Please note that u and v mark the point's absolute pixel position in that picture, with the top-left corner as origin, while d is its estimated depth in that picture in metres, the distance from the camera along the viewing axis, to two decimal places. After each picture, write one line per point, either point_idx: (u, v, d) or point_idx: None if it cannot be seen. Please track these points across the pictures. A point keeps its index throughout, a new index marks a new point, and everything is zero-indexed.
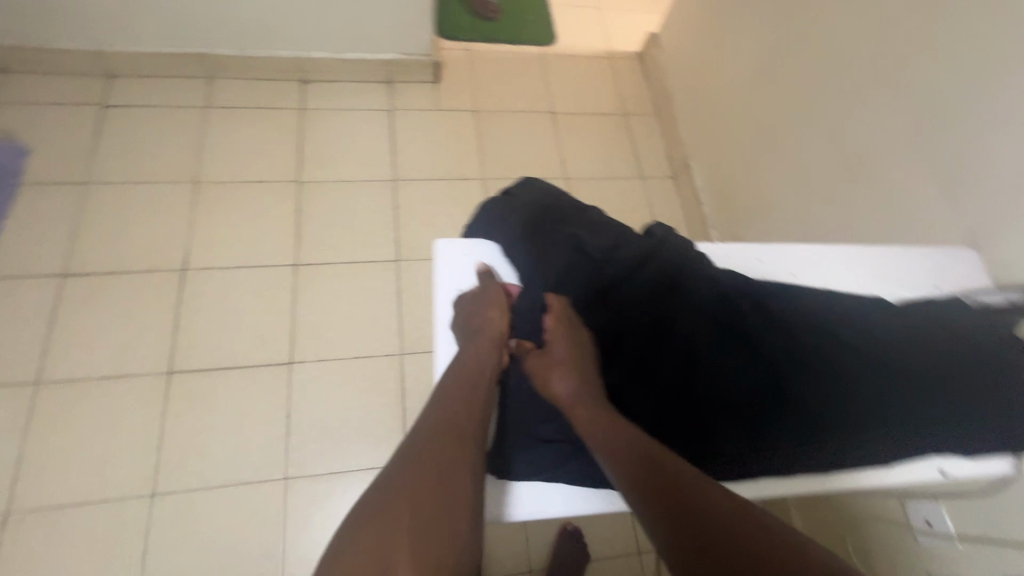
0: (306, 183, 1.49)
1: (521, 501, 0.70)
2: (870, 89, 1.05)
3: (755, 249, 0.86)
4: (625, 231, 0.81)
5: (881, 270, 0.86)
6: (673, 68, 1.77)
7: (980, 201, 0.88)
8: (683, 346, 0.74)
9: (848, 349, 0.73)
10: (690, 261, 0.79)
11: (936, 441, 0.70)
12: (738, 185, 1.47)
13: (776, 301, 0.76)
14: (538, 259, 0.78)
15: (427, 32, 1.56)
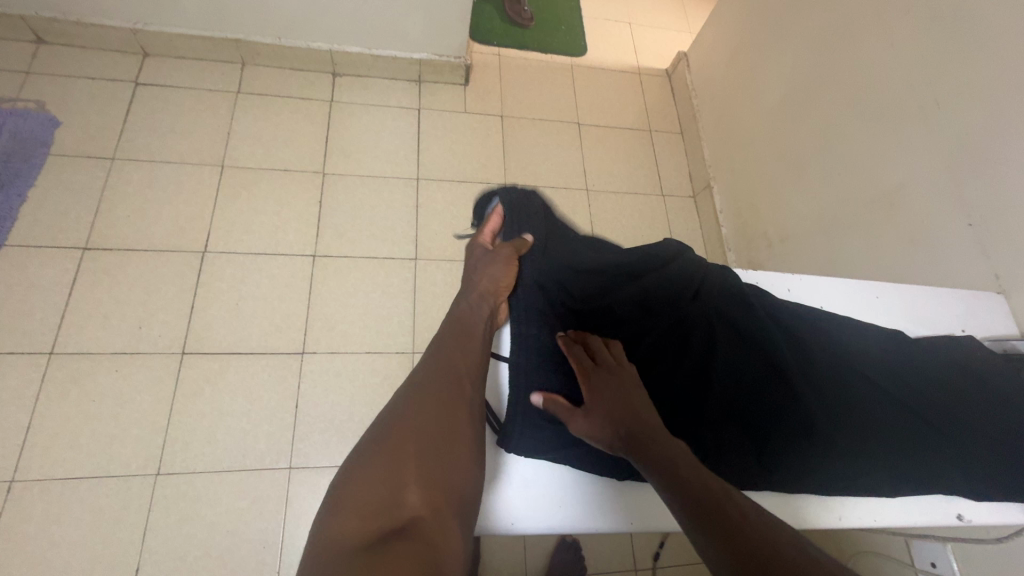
0: (331, 175, 1.51)
1: (506, 511, 0.63)
2: (907, 125, 1.02)
3: (783, 278, 0.79)
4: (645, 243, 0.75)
5: (915, 304, 0.79)
6: (703, 86, 1.76)
7: (1012, 242, 0.84)
8: (699, 359, 0.66)
9: (872, 382, 0.67)
10: (710, 273, 0.72)
11: (973, 490, 0.63)
12: (760, 208, 1.45)
13: (798, 327, 0.70)
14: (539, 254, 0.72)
15: (460, 36, 1.57)
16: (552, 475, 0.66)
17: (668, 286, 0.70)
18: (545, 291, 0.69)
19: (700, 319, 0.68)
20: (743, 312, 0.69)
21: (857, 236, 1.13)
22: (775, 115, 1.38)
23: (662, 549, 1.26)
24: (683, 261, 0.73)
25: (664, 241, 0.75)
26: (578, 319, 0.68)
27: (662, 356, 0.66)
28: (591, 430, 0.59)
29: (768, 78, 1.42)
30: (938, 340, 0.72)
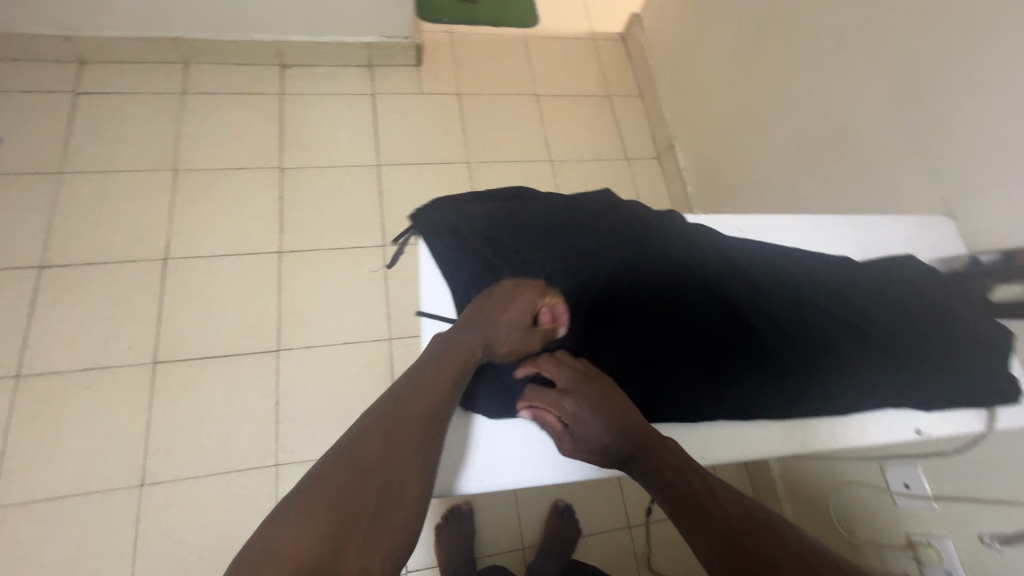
0: (289, 169, 1.48)
1: (481, 470, 0.60)
2: (853, 63, 1.03)
3: (735, 220, 0.77)
4: (580, 194, 0.73)
5: (867, 231, 0.80)
6: (656, 46, 1.76)
7: (957, 166, 0.86)
8: (652, 301, 0.66)
9: (824, 310, 0.68)
10: (650, 217, 0.71)
11: (930, 401, 0.66)
12: (721, 161, 1.46)
13: (751, 265, 0.70)
14: (468, 213, 0.66)
15: (407, 15, 1.54)
16: (526, 430, 0.62)
17: (611, 228, 0.69)
18: (486, 245, 0.64)
19: (651, 258, 0.68)
20: (694, 252, 0.69)
21: (813, 178, 1.15)
22: (728, 66, 1.39)
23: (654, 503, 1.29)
24: (618, 204, 0.72)
25: (601, 191, 0.73)
26: (529, 267, 0.64)
27: (614, 295, 0.65)
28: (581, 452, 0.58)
29: (720, 31, 1.41)
30: (886, 262, 0.74)
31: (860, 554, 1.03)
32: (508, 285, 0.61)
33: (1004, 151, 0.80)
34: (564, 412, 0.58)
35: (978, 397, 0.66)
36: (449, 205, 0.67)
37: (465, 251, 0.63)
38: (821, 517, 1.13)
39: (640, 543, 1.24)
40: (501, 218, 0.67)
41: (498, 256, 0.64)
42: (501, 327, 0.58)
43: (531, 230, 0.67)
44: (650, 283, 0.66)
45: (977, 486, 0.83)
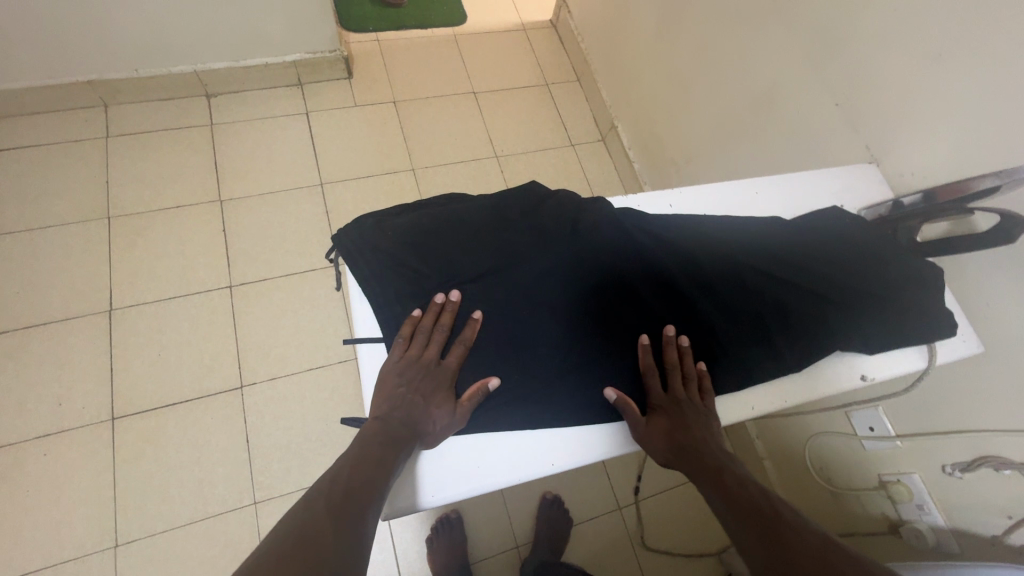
0: (228, 200, 1.44)
1: (433, 483, 0.57)
2: (768, 25, 1.04)
3: (664, 196, 0.77)
4: (504, 191, 0.70)
5: (796, 190, 0.81)
6: (585, 29, 1.76)
7: (874, 114, 0.88)
8: (587, 291, 0.66)
9: (758, 276, 0.69)
10: (579, 204, 0.70)
11: (869, 347, 0.67)
12: (661, 136, 1.47)
13: (683, 241, 0.70)
14: (389, 227, 0.65)
15: (328, 27, 1.51)
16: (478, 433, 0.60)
17: (539, 222, 0.68)
18: (409, 258, 0.63)
19: (583, 248, 0.67)
20: (624, 235, 0.69)
21: (747, 142, 1.16)
22: (655, 40, 1.39)
23: (641, 481, 1.30)
24: (546, 196, 0.70)
25: (527, 185, 0.71)
26: (457, 273, 0.63)
27: (548, 290, 0.65)
28: (649, 439, 0.59)
29: (642, 7, 1.42)
30: (814, 218, 0.75)
31: (841, 500, 1.05)
32: (424, 364, 0.58)
33: (912, 95, 0.82)
34: (653, 401, 0.61)
35: (916, 335, 0.68)
36: (370, 221, 0.66)
37: (386, 270, 0.62)
38: (800, 469, 1.15)
39: (631, 522, 1.26)
40: (420, 231, 0.65)
41: (425, 267, 0.63)
42: (420, 369, 0.58)
43: (455, 236, 0.65)
44: (583, 273, 0.66)
45: (936, 418, 0.85)
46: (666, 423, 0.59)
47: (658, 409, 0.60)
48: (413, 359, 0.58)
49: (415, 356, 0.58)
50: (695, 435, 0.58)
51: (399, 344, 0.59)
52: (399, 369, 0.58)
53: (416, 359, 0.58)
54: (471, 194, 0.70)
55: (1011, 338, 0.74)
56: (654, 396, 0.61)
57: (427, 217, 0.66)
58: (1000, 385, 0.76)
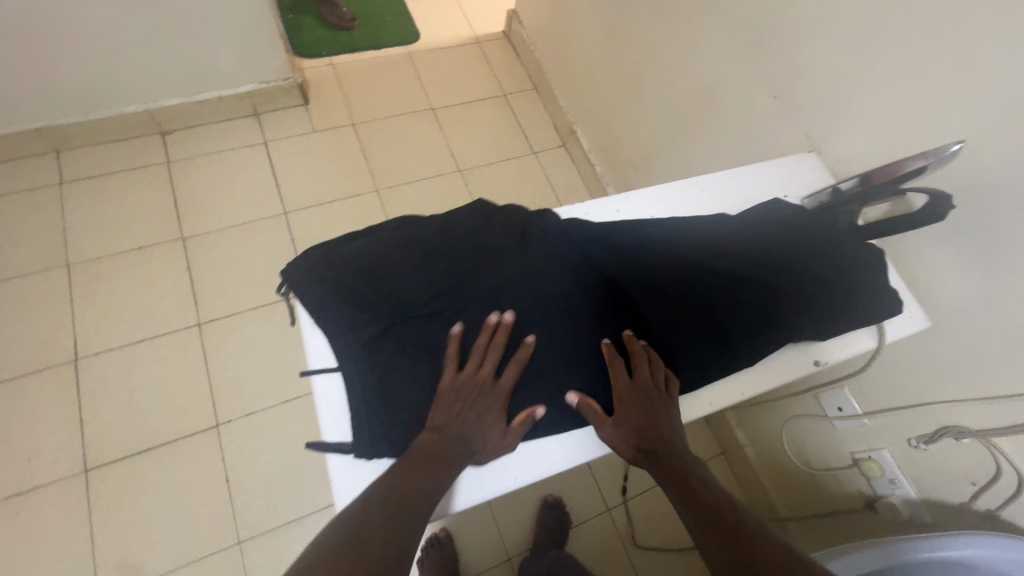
0: (191, 237, 1.43)
1: (467, 486, 0.60)
2: (706, 23, 1.06)
3: (612, 202, 0.78)
4: (452, 211, 0.71)
5: (740, 185, 0.83)
6: (537, 39, 1.79)
7: (810, 104, 0.91)
8: (540, 300, 0.65)
9: (707, 272, 0.70)
10: (526, 220, 0.71)
11: (818, 332, 0.68)
12: (618, 138, 1.49)
13: (629, 245, 0.71)
14: (336, 257, 0.65)
15: (280, 56, 1.51)
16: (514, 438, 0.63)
17: (487, 237, 0.68)
18: (358, 286, 0.62)
19: (533, 259, 0.67)
20: (572, 243, 0.70)
21: (697, 138, 1.18)
22: (603, 44, 1.42)
23: (627, 480, 1.31)
24: (493, 212, 0.71)
25: (473, 203, 0.72)
26: (405, 294, 0.62)
27: (499, 302, 0.64)
28: (616, 438, 0.60)
29: (588, 13, 1.45)
30: (757, 210, 0.76)
31: (820, 481, 1.07)
32: (478, 384, 0.60)
33: (845, 83, 0.85)
34: (620, 397, 0.61)
35: (863, 315, 0.70)
36: (317, 253, 0.66)
37: (335, 300, 0.61)
38: (778, 455, 1.17)
39: (621, 522, 1.26)
40: (369, 259, 0.64)
41: (373, 292, 0.62)
42: (475, 388, 0.59)
43: (403, 258, 0.65)
44: (535, 283, 0.66)
45: (897, 393, 0.88)
46: (633, 422, 0.61)
47: (624, 402, 0.61)
48: (468, 379, 0.60)
49: (472, 376, 0.60)
50: (659, 429, 0.61)
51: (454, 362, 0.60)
52: (456, 388, 0.59)
53: (472, 378, 0.60)
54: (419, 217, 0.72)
55: (957, 312, 0.78)
56: (621, 396, 0.62)
57: (374, 242, 0.66)
58: (949, 357, 0.80)
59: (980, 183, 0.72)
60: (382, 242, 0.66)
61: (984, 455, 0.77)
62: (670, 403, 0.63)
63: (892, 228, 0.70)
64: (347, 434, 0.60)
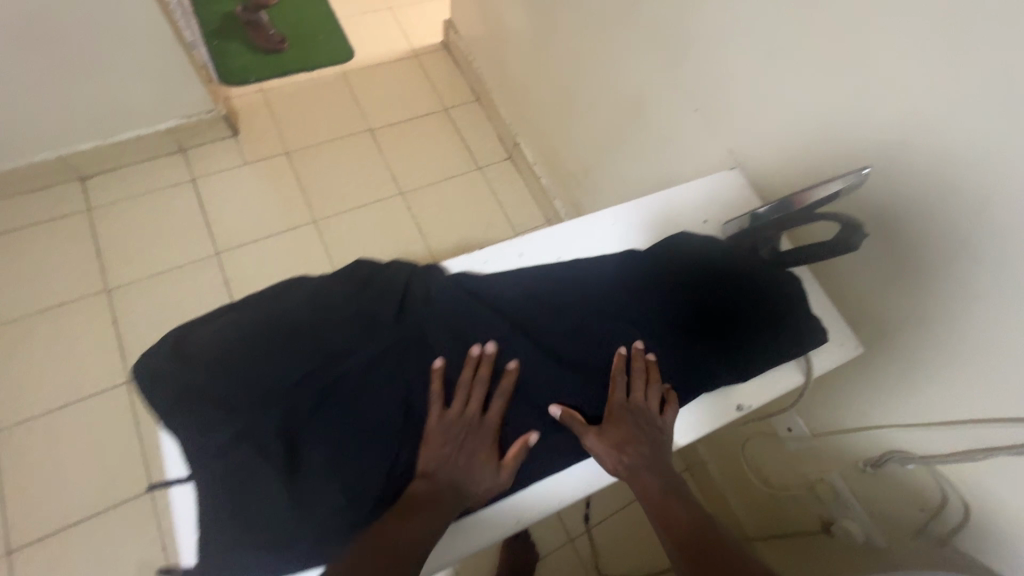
0: (117, 288, 1.35)
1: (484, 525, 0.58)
2: (626, 33, 1.01)
3: (513, 245, 0.72)
4: (326, 276, 0.65)
5: (653, 212, 0.78)
6: (474, 49, 1.72)
7: (730, 118, 0.87)
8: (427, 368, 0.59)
9: (608, 322, 0.66)
10: (409, 277, 0.65)
11: (738, 378, 0.66)
12: (558, 150, 1.43)
13: (529, 297, 0.66)
14: (188, 346, 0.57)
15: (200, 89, 1.43)
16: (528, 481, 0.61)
17: (364, 301, 0.62)
18: (212, 378, 0.55)
19: (416, 324, 0.61)
20: (465, 302, 0.64)
21: (629, 152, 1.13)
22: (534, 55, 1.36)
23: (590, 508, 1.26)
24: (371, 272, 0.66)
25: (351, 264, 0.66)
26: (269, 379, 0.56)
27: (380, 375, 0.58)
28: (600, 449, 0.59)
29: (517, 22, 1.38)
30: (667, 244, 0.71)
31: (778, 502, 1.02)
32: (467, 421, 0.57)
33: (766, 95, 0.80)
34: (610, 409, 0.61)
35: (777, 353, 0.67)
36: (169, 341, 0.58)
37: (186, 397, 0.54)
38: (735, 474, 1.11)
39: (584, 552, 1.22)
40: (228, 341, 0.57)
41: (231, 381, 0.55)
42: (460, 426, 0.57)
43: (264, 337, 0.58)
44: (420, 349, 0.60)
45: (845, 414, 0.86)
46: (621, 435, 0.60)
47: (613, 418, 0.60)
48: (456, 416, 0.57)
49: (459, 415, 0.57)
50: (645, 449, 0.60)
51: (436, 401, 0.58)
52: (443, 428, 0.57)
53: (458, 417, 0.58)
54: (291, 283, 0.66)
55: (893, 331, 0.76)
56: (614, 411, 0.61)
57: (234, 320, 0.60)
58: (889, 380, 0.78)
59: (900, 203, 0.69)
60: (242, 322, 0.59)
61: (929, 481, 0.75)
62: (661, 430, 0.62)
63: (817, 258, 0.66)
64: (192, 554, 0.52)
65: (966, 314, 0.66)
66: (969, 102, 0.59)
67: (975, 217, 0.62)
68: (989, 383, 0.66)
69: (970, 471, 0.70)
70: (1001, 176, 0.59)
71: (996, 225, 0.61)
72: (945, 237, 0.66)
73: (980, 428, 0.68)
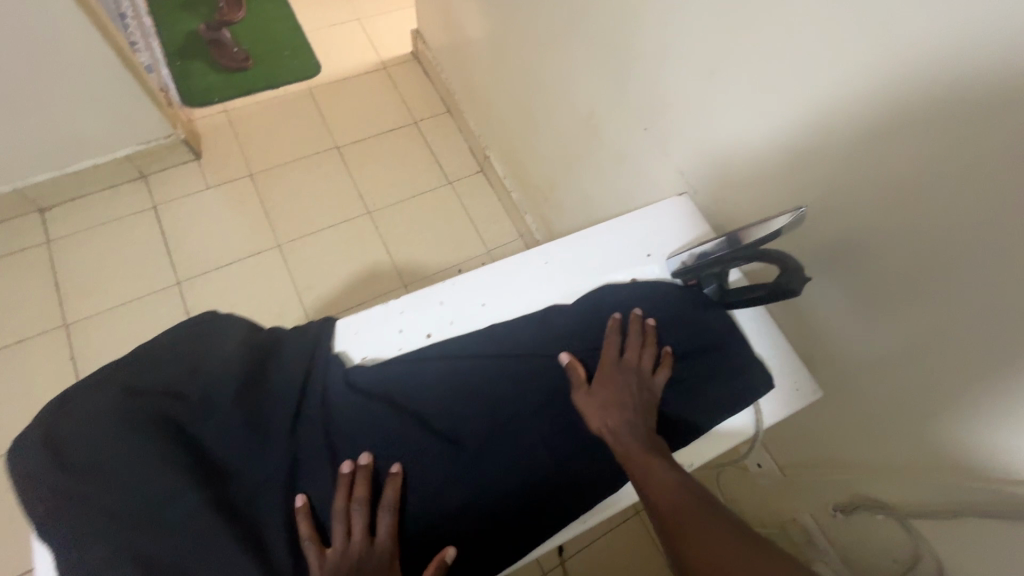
0: (75, 323, 1.32)
1: None
2: (578, 46, 0.95)
3: (433, 295, 0.77)
4: (219, 356, 0.68)
5: (592, 247, 0.81)
6: (442, 60, 1.66)
7: (680, 142, 0.83)
8: (314, 489, 0.63)
9: (519, 386, 0.70)
10: (301, 385, 0.68)
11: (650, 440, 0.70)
12: (525, 165, 1.37)
13: (429, 390, 0.69)
14: (66, 442, 0.57)
15: (156, 114, 1.39)
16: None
17: (253, 416, 0.64)
18: (96, 479, 0.56)
19: (302, 440, 0.65)
20: (380, 371, 0.70)
21: (589, 169, 1.08)
22: (495, 66, 1.30)
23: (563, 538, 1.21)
24: (265, 376, 0.68)
25: (249, 343, 0.71)
26: (148, 486, 0.56)
27: (263, 505, 0.61)
28: (588, 404, 0.68)
29: (478, 32, 1.32)
30: (594, 293, 0.77)
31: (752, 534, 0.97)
32: (353, 554, 0.58)
33: (716, 119, 0.76)
34: (604, 366, 0.70)
35: (697, 411, 0.71)
36: (42, 435, 0.58)
37: (69, 500, 0.55)
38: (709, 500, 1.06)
39: None
40: (111, 437, 0.58)
41: (108, 488, 0.56)
42: (348, 558, 0.58)
43: (145, 442, 0.58)
44: (306, 467, 0.64)
45: (817, 454, 0.84)
46: (608, 394, 0.68)
47: (605, 375, 0.69)
48: (341, 552, 0.58)
49: (342, 551, 0.58)
50: (630, 404, 0.67)
51: (313, 548, 0.59)
52: (329, 571, 0.57)
53: (342, 551, 0.58)
54: (172, 368, 0.66)
55: (856, 374, 0.73)
56: (606, 370, 0.70)
57: (110, 422, 0.59)
58: (851, 425, 0.76)
59: (849, 240, 0.66)
60: (123, 414, 0.59)
61: (903, 536, 0.71)
62: (648, 394, 0.68)
63: (753, 299, 0.71)
64: None
65: (940, 359, 0.62)
66: (933, 126, 0.53)
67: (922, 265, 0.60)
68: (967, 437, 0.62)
69: (946, 532, 0.66)
70: (956, 215, 0.54)
71: (965, 270, 0.56)
72: (895, 281, 0.63)
73: (954, 489, 0.64)
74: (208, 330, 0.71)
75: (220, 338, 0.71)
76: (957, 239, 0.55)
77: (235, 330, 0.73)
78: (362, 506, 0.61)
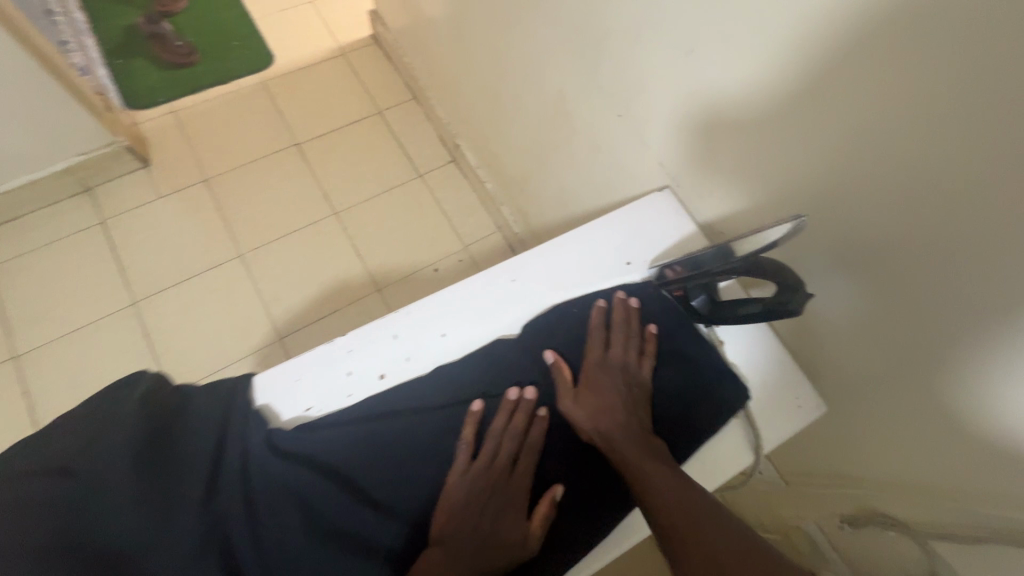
0: (26, 354, 1.23)
1: None
2: (542, 25, 0.85)
3: (384, 328, 0.72)
4: (116, 421, 0.62)
5: (559, 261, 0.77)
6: (403, 44, 1.54)
7: (654, 134, 0.76)
8: (247, 550, 0.58)
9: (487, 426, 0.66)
10: (217, 445, 0.63)
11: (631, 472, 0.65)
12: (498, 155, 1.28)
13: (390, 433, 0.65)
14: None
15: (93, 122, 1.28)
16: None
17: (160, 484, 0.59)
18: None
19: (230, 495, 0.60)
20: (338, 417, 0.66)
21: (563, 159, 1.00)
22: (458, 49, 1.19)
23: None
24: (171, 442, 0.62)
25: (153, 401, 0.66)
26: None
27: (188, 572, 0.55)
28: (576, 411, 0.65)
29: (438, 13, 1.20)
30: (563, 311, 0.73)
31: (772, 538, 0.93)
32: (495, 470, 0.63)
33: (696, 109, 0.68)
34: (589, 367, 0.68)
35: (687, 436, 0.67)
36: None
37: None
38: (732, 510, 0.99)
39: None
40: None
41: None
42: (500, 468, 0.63)
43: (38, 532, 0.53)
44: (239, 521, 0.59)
45: (821, 462, 0.81)
46: (595, 400, 0.65)
47: (591, 375, 0.67)
48: (485, 469, 0.63)
49: (489, 470, 0.63)
50: (620, 409, 0.65)
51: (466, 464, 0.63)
52: (469, 485, 0.62)
53: (489, 465, 0.63)
54: (70, 442, 0.61)
55: (855, 382, 0.68)
56: (591, 373, 0.67)
57: None
58: (855, 435, 0.73)
59: (847, 243, 0.60)
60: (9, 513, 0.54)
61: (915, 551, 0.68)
62: (633, 390, 0.66)
63: (751, 314, 0.65)
64: None
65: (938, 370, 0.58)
66: (938, 114, 0.46)
67: (928, 272, 0.53)
68: (978, 458, 0.58)
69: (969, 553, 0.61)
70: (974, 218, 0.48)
71: (966, 283, 0.51)
72: (884, 295, 0.59)
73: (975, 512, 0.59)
74: (114, 394, 0.66)
75: (117, 401, 0.65)
76: (965, 244, 0.49)
77: (138, 385, 0.67)
78: (518, 427, 0.65)
